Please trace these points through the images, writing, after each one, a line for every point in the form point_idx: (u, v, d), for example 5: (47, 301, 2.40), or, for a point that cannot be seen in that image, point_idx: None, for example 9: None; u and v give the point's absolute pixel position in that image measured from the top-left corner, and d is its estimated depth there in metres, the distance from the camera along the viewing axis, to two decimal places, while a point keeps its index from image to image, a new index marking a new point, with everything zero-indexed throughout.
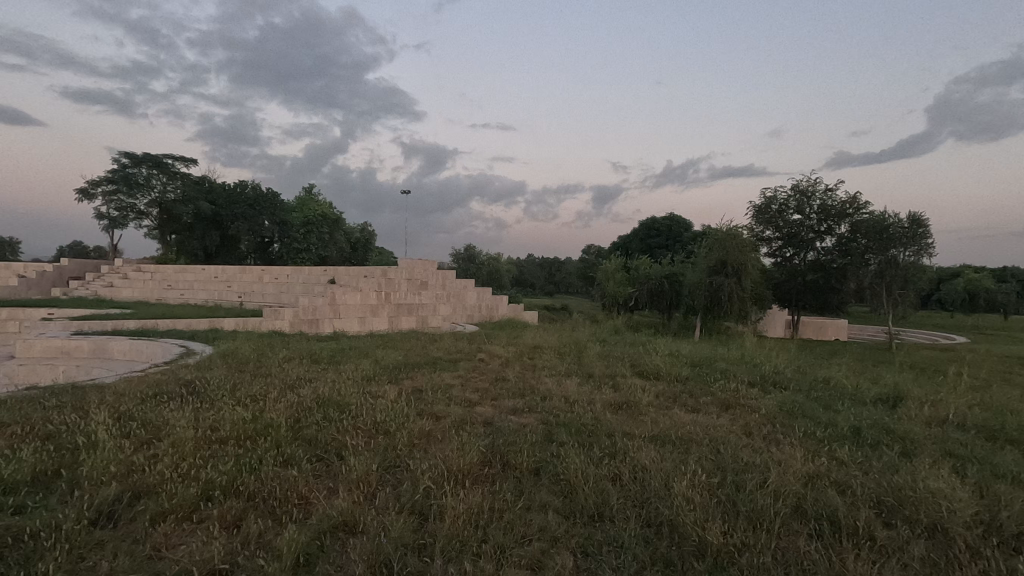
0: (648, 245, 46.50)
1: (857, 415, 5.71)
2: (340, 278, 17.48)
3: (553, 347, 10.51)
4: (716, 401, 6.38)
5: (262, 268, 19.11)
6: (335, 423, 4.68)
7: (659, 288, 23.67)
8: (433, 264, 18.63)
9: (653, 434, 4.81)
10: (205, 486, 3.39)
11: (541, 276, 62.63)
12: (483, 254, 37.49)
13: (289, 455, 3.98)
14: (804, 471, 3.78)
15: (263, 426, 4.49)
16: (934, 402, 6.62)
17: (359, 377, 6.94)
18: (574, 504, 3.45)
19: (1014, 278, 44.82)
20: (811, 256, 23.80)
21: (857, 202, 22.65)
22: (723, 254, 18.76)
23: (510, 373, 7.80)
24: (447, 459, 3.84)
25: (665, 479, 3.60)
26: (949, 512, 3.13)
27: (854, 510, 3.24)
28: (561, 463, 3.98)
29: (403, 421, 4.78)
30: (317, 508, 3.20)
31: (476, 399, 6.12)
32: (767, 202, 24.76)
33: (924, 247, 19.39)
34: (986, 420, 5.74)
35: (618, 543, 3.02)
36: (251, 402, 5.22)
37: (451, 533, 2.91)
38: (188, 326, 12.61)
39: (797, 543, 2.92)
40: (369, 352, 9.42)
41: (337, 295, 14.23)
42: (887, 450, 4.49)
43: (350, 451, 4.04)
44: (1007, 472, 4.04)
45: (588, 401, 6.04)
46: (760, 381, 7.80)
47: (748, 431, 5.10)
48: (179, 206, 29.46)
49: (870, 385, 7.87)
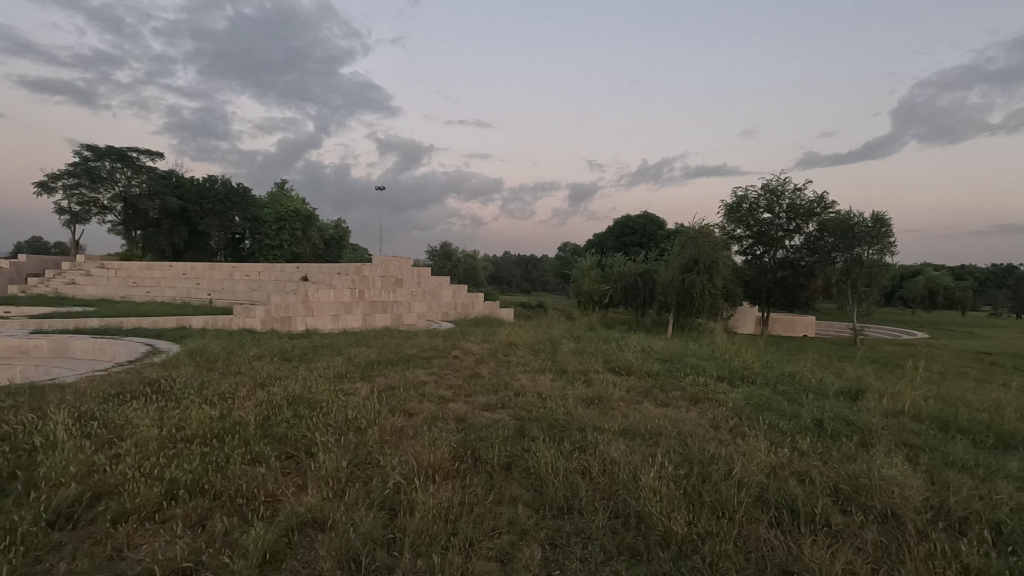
0: (623, 244, 47.14)
1: (820, 408, 5.91)
2: (313, 275, 17.25)
3: (528, 344, 10.57)
4: (685, 396, 6.51)
5: (233, 265, 18.73)
6: (306, 420, 4.63)
7: (633, 286, 23.95)
8: (408, 262, 18.53)
9: (623, 428, 4.89)
10: (169, 485, 3.33)
11: (518, 273, 62.75)
12: (459, 252, 37.36)
13: (257, 453, 3.92)
14: (767, 462, 3.89)
15: (231, 425, 4.42)
16: (892, 394, 6.89)
17: (332, 375, 6.87)
18: (544, 496, 3.50)
19: (972, 278, 46.63)
20: (781, 254, 24.35)
21: (824, 202, 23.27)
22: (696, 252, 19.06)
23: (484, 370, 7.83)
24: (418, 454, 3.84)
25: (634, 472, 3.67)
26: (901, 498, 3.27)
27: (812, 498, 3.36)
28: (532, 457, 4.02)
29: (375, 418, 4.77)
30: (285, 505, 3.18)
31: (450, 396, 6.13)
32: (738, 201, 25.30)
33: (887, 246, 20.03)
34: (940, 411, 5.99)
35: (586, 534, 3.08)
36: (218, 401, 5.11)
37: (421, 527, 2.93)
38: (154, 324, 12.27)
39: (757, 530, 3.01)
40: (342, 349, 9.34)
41: (310, 293, 14.03)
42: (847, 442, 4.65)
43: (320, 449, 4.01)
44: (957, 461, 4.24)
45: (561, 396, 6.12)
46: (728, 375, 8.01)
47: (716, 424, 5.23)
48: (145, 201, 28.64)
49: (833, 379, 8.14)
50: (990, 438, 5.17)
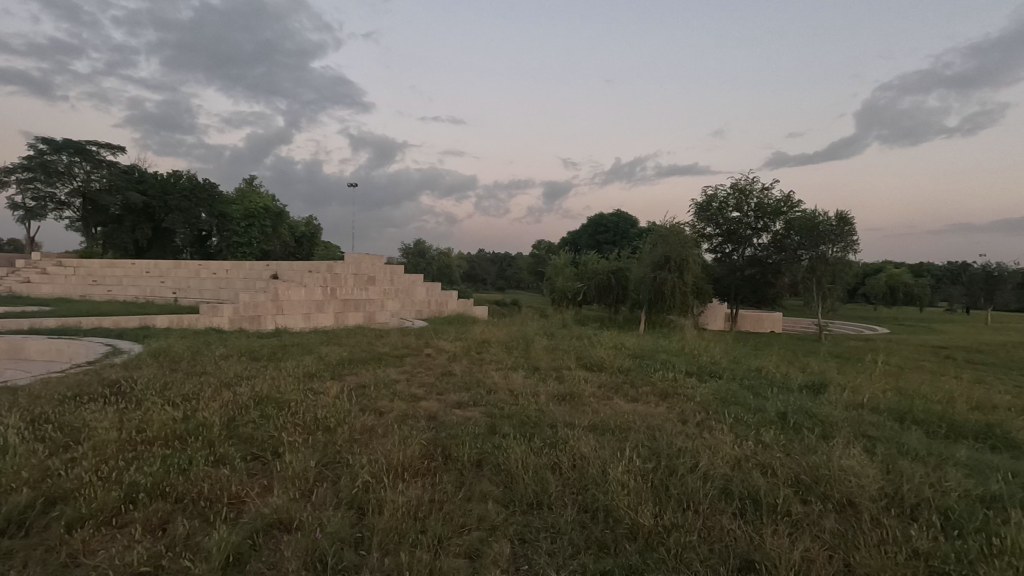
0: (596, 241, 47.66)
1: (785, 401, 6.07)
2: (283, 273, 16.94)
3: (502, 341, 10.58)
4: (655, 391, 6.63)
5: (199, 263, 18.28)
6: (273, 421, 4.55)
7: (606, 283, 24.21)
8: (381, 259, 18.41)
9: (593, 423, 4.94)
10: (129, 489, 3.24)
11: (492, 271, 62.76)
12: (433, 249, 37.17)
13: (222, 454, 3.85)
14: (732, 454, 3.99)
15: (195, 426, 4.32)
16: (852, 388, 7.14)
17: (301, 374, 6.74)
18: (514, 493, 3.52)
19: (930, 276, 48.74)
20: (749, 252, 25.02)
21: (791, 201, 23.91)
22: (667, 250, 19.38)
23: (457, 367, 7.83)
24: (388, 452, 3.82)
25: (603, 466, 3.71)
26: (858, 488, 3.39)
27: (775, 489, 3.45)
28: (503, 454, 4.03)
29: (345, 417, 4.72)
30: (250, 507, 3.12)
31: (422, 394, 6.10)
32: (708, 199, 25.77)
33: (850, 244, 20.72)
34: (897, 403, 6.23)
35: (554, 529, 3.11)
36: (181, 402, 4.98)
37: (390, 525, 2.92)
38: (116, 324, 11.86)
39: (722, 521, 3.08)
40: (313, 348, 9.21)
41: (280, 291, 13.77)
42: (809, 434, 4.79)
43: (287, 449, 3.94)
44: (912, 450, 4.42)
45: (533, 393, 6.14)
46: (697, 370, 8.17)
47: (684, 418, 5.34)
48: (106, 197, 28.09)
49: (797, 373, 8.38)
50: (941, 428, 5.42)
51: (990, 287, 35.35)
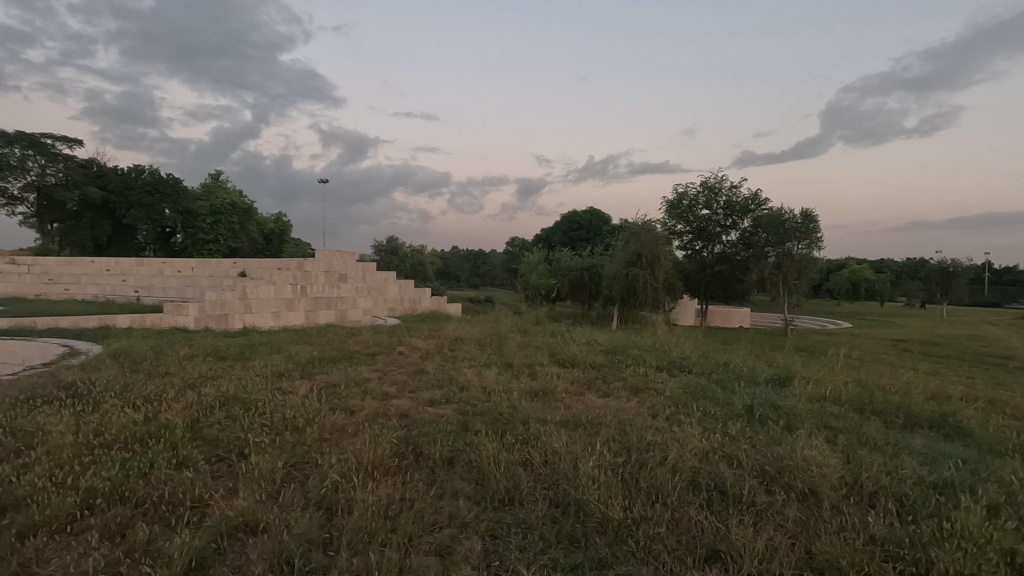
0: (570, 238, 48.00)
1: (751, 394, 6.23)
2: (252, 270, 16.56)
3: (475, 338, 10.56)
4: (627, 386, 6.71)
5: (162, 260, 17.74)
6: (240, 422, 4.44)
7: (579, 280, 24.37)
8: (353, 257, 18.19)
9: (565, 419, 4.98)
10: (85, 494, 3.12)
11: (467, 268, 62.51)
12: (406, 247, 36.83)
13: (185, 457, 3.74)
14: (700, 447, 4.07)
15: (157, 428, 4.20)
16: (816, 380, 7.37)
17: (269, 373, 6.59)
18: (486, 489, 3.52)
19: (889, 271, 50.59)
20: (718, 249, 25.50)
21: (758, 198, 24.45)
22: (639, 247, 19.65)
23: (429, 365, 7.79)
24: (358, 452, 3.77)
25: (574, 461, 3.74)
26: (819, 477, 3.49)
27: (741, 480, 3.54)
28: (474, 451, 4.02)
29: (315, 416, 4.65)
30: (214, 510, 3.05)
31: (394, 392, 6.04)
32: (678, 197, 26.12)
33: (815, 241, 21.40)
34: (857, 395, 6.46)
35: (526, 524, 3.12)
36: (142, 404, 4.83)
37: (359, 525, 2.88)
38: (73, 324, 11.42)
39: (689, 513, 3.13)
40: (282, 347, 9.03)
41: (249, 289, 13.45)
42: (773, 426, 4.92)
43: (254, 450, 3.86)
44: (871, 440, 4.57)
45: (506, 390, 6.16)
46: (668, 366, 8.30)
47: (654, 413, 5.41)
48: (62, 192, 27.19)
49: (764, 367, 8.61)
50: (899, 418, 5.64)
51: (946, 282, 36.81)
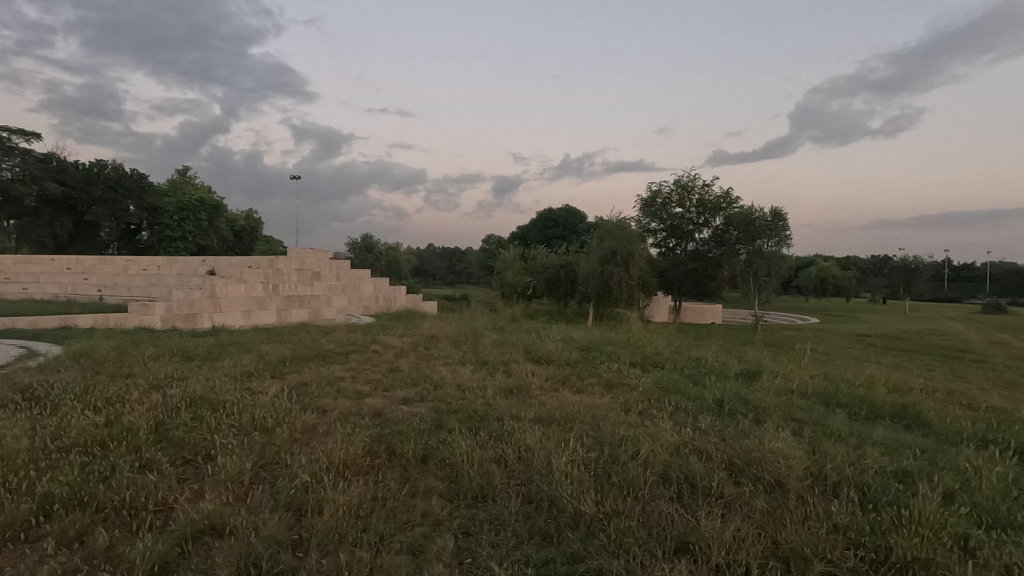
0: (546, 236, 48.19)
1: (722, 388, 6.35)
2: (220, 268, 16.18)
3: (450, 336, 10.51)
4: (600, 381, 6.78)
5: (127, 258, 17.20)
6: (207, 423, 4.34)
7: (555, 278, 24.44)
8: (326, 255, 17.93)
9: (538, 415, 5.00)
10: (42, 500, 3.02)
11: (443, 265, 62.08)
12: (381, 244, 36.38)
13: (149, 459, 3.64)
14: (671, 441, 4.13)
15: (120, 431, 4.07)
16: (783, 374, 7.56)
17: (238, 373, 6.44)
18: (459, 487, 3.51)
19: (855, 268, 52.20)
20: (691, 247, 25.87)
21: (730, 197, 24.93)
22: (614, 245, 19.83)
23: (404, 363, 7.72)
24: (329, 452, 3.71)
25: (547, 456, 3.76)
26: (786, 468, 3.58)
27: (710, 473, 3.60)
28: (449, 448, 4.00)
29: (286, 416, 4.57)
30: (179, 513, 2.97)
31: (368, 391, 5.97)
32: (652, 195, 26.42)
33: (784, 239, 21.94)
34: (823, 388, 6.65)
35: (499, 521, 3.12)
36: (104, 406, 4.68)
37: (330, 526, 2.84)
38: (31, 324, 10.99)
39: (660, 506, 3.18)
40: (252, 347, 8.85)
41: (218, 287, 13.12)
42: (742, 419, 5.02)
43: (221, 452, 3.77)
44: (835, 432, 4.70)
45: (480, 387, 6.16)
46: (641, 361, 8.40)
47: (627, 408, 5.48)
48: (19, 187, 26.17)
49: (735, 362, 8.78)
50: (862, 410, 5.82)
51: (908, 278, 38.06)
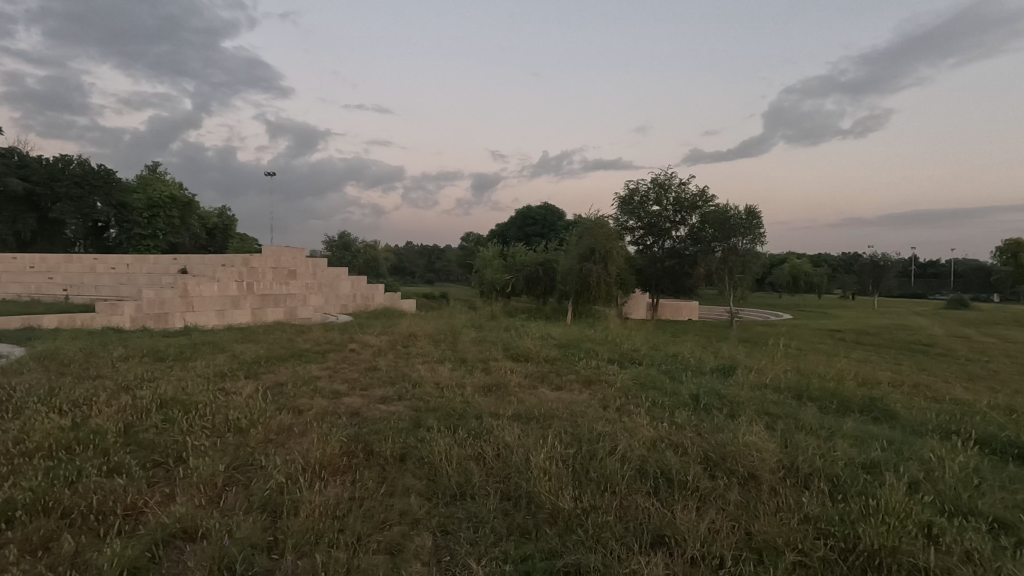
0: (525, 234, 48.20)
1: (698, 384, 6.46)
2: (192, 267, 15.82)
3: (429, 334, 10.45)
4: (579, 378, 6.83)
5: (94, 257, 16.69)
6: (178, 425, 4.24)
7: (534, 275, 24.45)
8: (302, 252, 17.67)
9: (517, 412, 5.01)
10: (3, 507, 2.91)
11: (421, 263, 61.64)
12: (359, 242, 35.97)
13: (118, 462, 3.54)
14: (648, 436, 4.19)
15: (87, 434, 3.96)
16: (757, 369, 7.71)
17: (211, 374, 6.31)
18: (437, 485, 3.50)
19: (826, 265, 53.46)
20: (668, 244, 26.15)
21: (705, 195, 25.29)
22: (592, 242, 19.93)
23: (382, 362, 7.65)
24: (306, 452, 3.68)
25: (525, 453, 3.78)
26: (759, 461, 3.66)
27: (686, 466, 3.65)
28: (427, 447, 3.99)
29: (262, 416, 4.50)
30: (149, 518, 2.90)
31: (345, 390, 5.91)
32: (630, 193, 26.64)
33: (758, 236, 22.35)
34: (796, 382, 6.80)
35: (477, 518, 3.12)
36: (71, 409, 4.54)
37: (306, 527, 2.81)
38: None
39: (637, 500, 3.22)
40: (226, 347, 8.68)
41: (190, 286, 12.82)
42: (717, 414, 5.11)
43: (193, 454, 3.69)
44: (807, 425, 4.81)
45: (459, 385, 6.15)
46: (619, 358, 8.48)
47: (605, 404, 5.53)
48: None
49: (711, 357, 8.91)
50: (833, 403, 5.97)
51: (877, 275, 39.12)
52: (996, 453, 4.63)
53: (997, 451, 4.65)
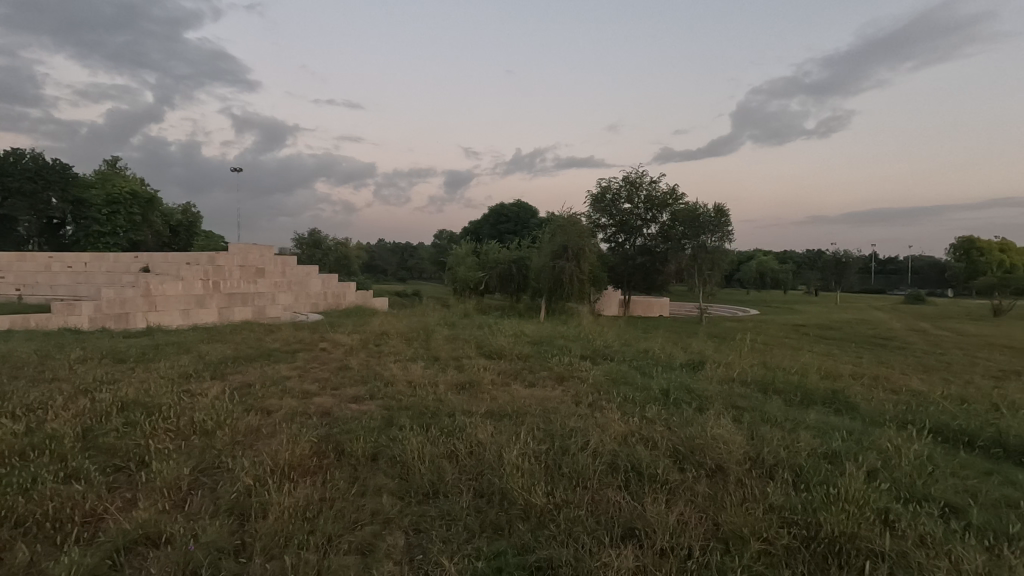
0: (498, 231, 48.22)
1: (668, 379, 6.59)
2: (155, 265, 15.34)
3: (401, 333, 10.37)
4: (551, 375, 6.87)
5: (49, 255, 16.01)
6: (141, 428, 4.11)
7: (507, 273, 24.46)
8: (270, 250, 17.30)
9: (490, 410, 5.02)
10: None
11: (393, 261, 61.12)
12: (329, 239, 35.38)
13: (76, 468, 3.42)
14: (620, 431, 4.24)
15: (43, 440, 3.80)
16: (725, 363, 7.90)
17: (174, 375, 6.13)
18: (410, 484, 3.49)
19: (791, 261, 55.01)
20: (639, 242, 26.46)
21: (676, 194, 25.68)
22: (565, 240, 20.04)
23: (353, 361, 7.56)
24: (274, 453, 3.61)
25: (498, 450, 3.78)
26: (727, 453, 3.75)
27: (656, 460, 3.72)
28: (399, 446, 3.96)
29: (229, 418, 4.40)
30: (110, 524, 2.81)
31: (315, 390, 5.82)
32: (602, 191, 26.86)
33: (726, 234, 22.94)
34: (762, 375, 6.99)
35: (450, 516, 3.12)
36: (24, 414, 4.35)
37: (275, 529, 2.77)
38: None
39: (609, 494, 3.26)
40: (192, 347, 8.44)
41: (153, 285, 12.43)
42: (687, 408, 5.21)
43: (156, 458, 3.59)
44: (773, 418, 4.95)
45: (432, 383, 6.11)
46: (591, 354, 8.57)
47: (578, 400, 5.57)
48: None
49: (680, 353, 9.08)
50: (797, 396, 6.16)
51: (839, 271, 40.43)
52: (949, 441, 4.85)
53: (950, 439, 4.87)
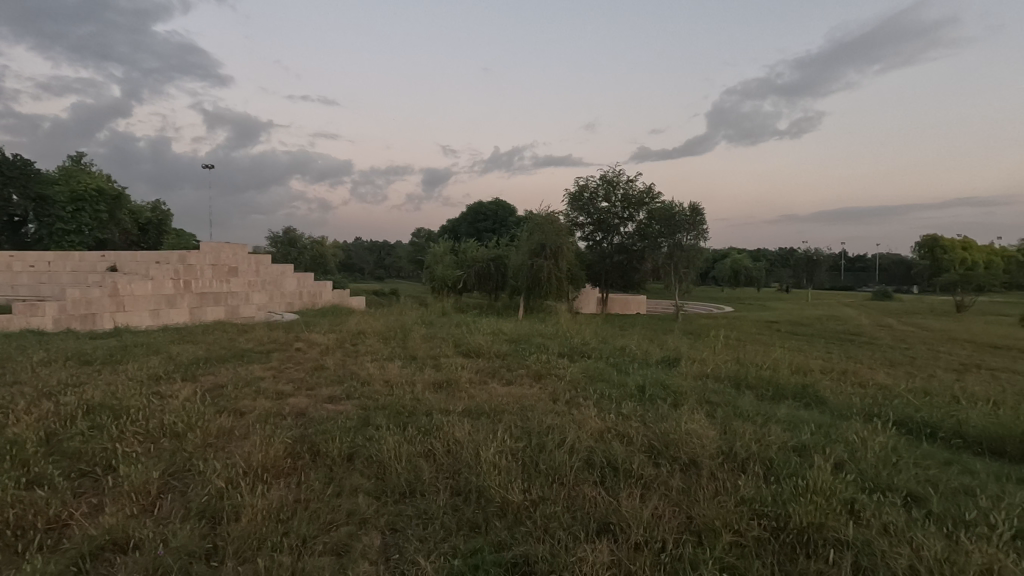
0: (477, 229, 48.14)
1: (644, 375, 6.68)
2: (123, 264, 14.91)
3: (378, 332, 10.30)
4: (529, 373, 6.89)
5: (9, 254, 15.43)
6: (108, 431, 4.00)
7: (485, 271, 24.44)
8: (244, 249, 16.96)
9: (467, 408, 5.01)
10: None
11: (371, 260, 60.53)
12: (305, 238, 34.83)
13: (38, 474, 3.32)
14: (596, 427, 4.29)
15: (2, 445, 3.67)
16: (699, 360, 8.04)
17: (143, 377, 5.97)
18: (386, 483, 3.47)
19: (765, 259, 56.10)
20: (616, 240, 26.51)
21: (652, 193, 25.91)
22: (543, 238, 20.11)
23: (329, 360, 7.48)
24: (247, 455, 3.56)
25: (475, 448, 3.79)
26: (700, 448, 3.83)
27: (630, 456, 3.77)
28: (375, 445, 3.93)
29: (200, 420, 4.31)
30: (76, 530, 2.74)
31: (290, 390, 5.74)
32: (580, 189, 26.92)
33: (701, 233, 23.39)
34: (735, 371, 7.14)
35: (427, 515, 3.11)
36: None
37: (248, 532, 2.73)
38: None
39: (585, 490, 3.30)
40: (162, 348, 8.25)
41: (120, 285, 12.09)
42: (661, 404, 5.29)
43: (125, 462, 3.50)
44: (745, 412, 5.05)
45: (408, 382, 6.08)
46: (568, 351, 8.62)
47: (555, 397, 5.61)
48: None
49: (656, 350, 9.19)
50: (768, 391, 6.30)
51: (810, 269, 41.37)
52: (911, 432, 5.02)
53: (913, 431, 5.04)
